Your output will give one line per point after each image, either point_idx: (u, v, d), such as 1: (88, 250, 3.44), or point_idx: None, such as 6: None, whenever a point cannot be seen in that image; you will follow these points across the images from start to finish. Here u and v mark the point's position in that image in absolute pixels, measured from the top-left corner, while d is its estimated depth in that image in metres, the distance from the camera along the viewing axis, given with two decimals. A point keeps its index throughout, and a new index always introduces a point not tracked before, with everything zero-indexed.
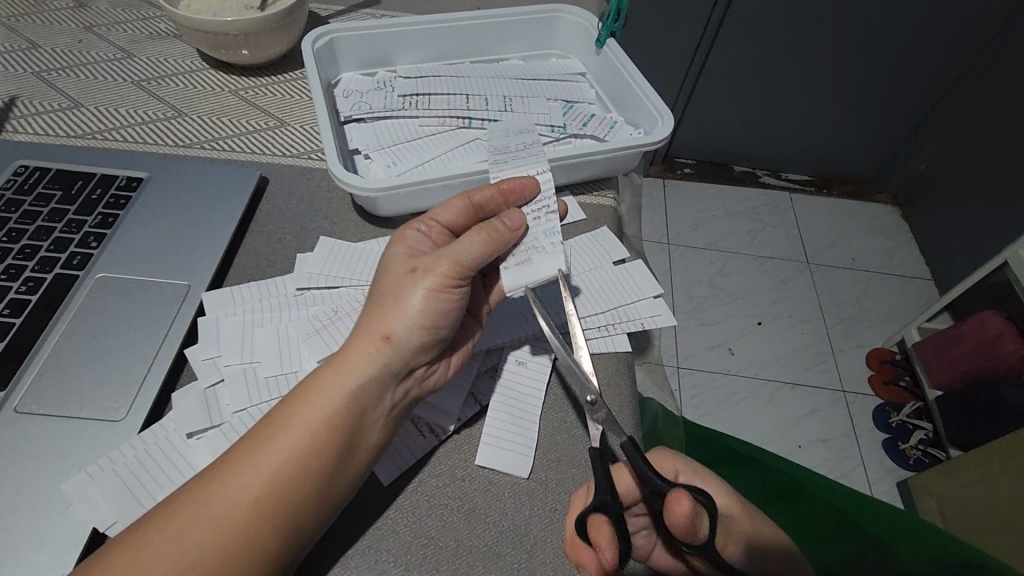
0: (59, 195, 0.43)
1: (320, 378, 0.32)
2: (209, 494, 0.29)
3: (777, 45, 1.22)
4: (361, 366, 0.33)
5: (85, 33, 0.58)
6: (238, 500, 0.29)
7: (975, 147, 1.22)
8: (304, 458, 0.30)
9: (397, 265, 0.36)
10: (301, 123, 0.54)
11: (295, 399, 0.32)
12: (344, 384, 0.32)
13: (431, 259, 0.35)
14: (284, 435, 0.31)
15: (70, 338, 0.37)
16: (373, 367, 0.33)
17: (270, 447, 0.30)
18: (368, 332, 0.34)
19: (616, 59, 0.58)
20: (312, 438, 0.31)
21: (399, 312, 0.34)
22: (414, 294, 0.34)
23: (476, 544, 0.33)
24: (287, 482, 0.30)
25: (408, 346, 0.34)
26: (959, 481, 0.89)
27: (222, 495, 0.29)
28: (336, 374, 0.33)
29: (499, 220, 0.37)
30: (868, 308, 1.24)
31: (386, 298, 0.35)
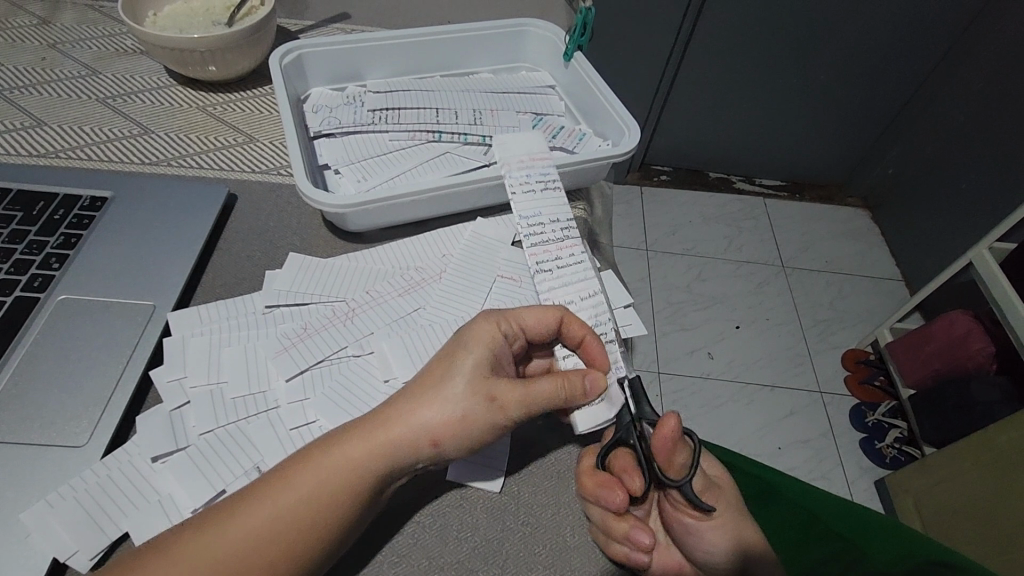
0: (19, 216, 0.42)
1: (353, 458, 0.31)
2: (219, 542, 0.28)
3: (747, 54, 1.25)
4: (396, 456, 0.32)
5: (49, 50, 0.57)
6: (247, 560, 0.29)
7: (939, 152, 1.26)
8: (316, 536, 0.30)
9: (475, 360, 0.34)
10: (270, 138, 0.54)
11: (325, 473, 0.31)
12: (379, 476, 0.32)
13: (508, 392, 0.34)
14: (304, 508, 0.30)
15: (31, 362, 0.36)
16: (404, 461, 0.32)
17: (288, 515, 0.30)
18: (417, 424, 0.32)
19: (584, 72, 0.58)
20: (328, 518, 0.30)
21: (453, 416, 0.33)
22: (475, 413, 0.33)
23: (449, 561, 0.33)
24: (294, 552, 0.30)
25: (445, 454, 0.33)
26: (934, 479, 0.91)
27: (233, 550, 0.28)
28: (372, 460, 0.31)
29: (582, 380, 0.36)
30: (842, 310, 1.27)
31: (441, 389, 0.33)
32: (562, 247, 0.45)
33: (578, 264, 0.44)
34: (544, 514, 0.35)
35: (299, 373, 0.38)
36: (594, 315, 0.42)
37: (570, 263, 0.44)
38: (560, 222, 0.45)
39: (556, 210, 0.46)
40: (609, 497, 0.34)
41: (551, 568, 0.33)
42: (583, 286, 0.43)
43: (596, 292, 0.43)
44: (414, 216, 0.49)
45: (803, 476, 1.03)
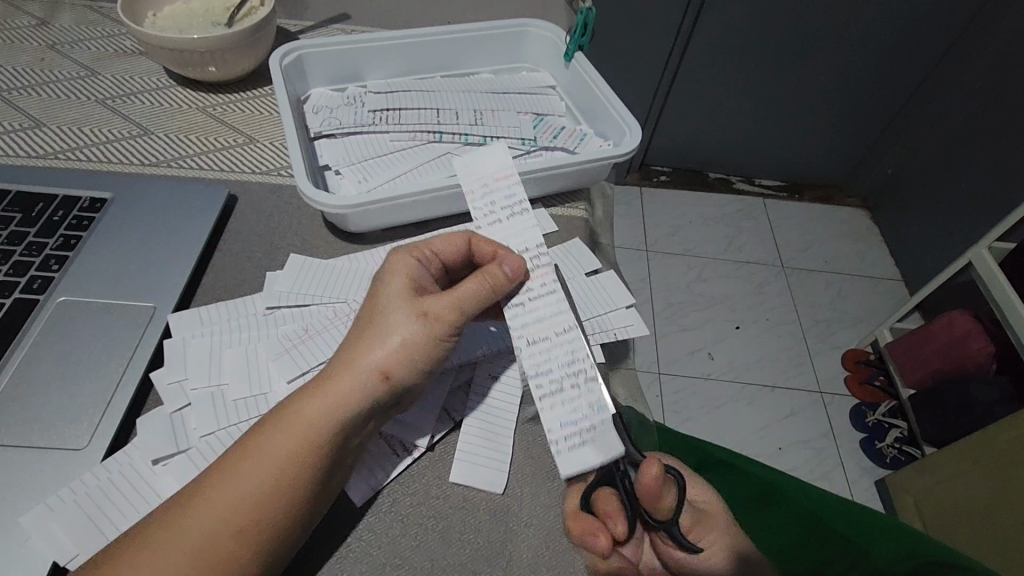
0: (18, 217, 0.42)
1: (303, 405, 0.31)
2: (195, 515, 0.29)
3: (747, 54, 1.24)
4: (346, 397, 0.31)
5: (47, 51, 0.57)
6: (226, 526, 0.29)
7: (938, 152, 1.26)
8: (281, 489, 0.30)
9: (400, 295, 0.34)
10: (270, 139, 0.54)
11: (274, 427, 0.31)
12: (330, 418, 0.31)
13: (435, 304, 0.33)
14: (269, 464, 0.30)
15: (30, 365, 0.36)
16: (355, 399, 0.31)
17: (246, 472, 0.30)
18: (357, 360, 0.32)
19: (585, 72, 0.58)
20: (293, 466, 0.30)
21: (392, 346, 0.32)
22: (410, 336, 0.33)
23: (451, 563, 0.33)
24: (270, 512, 0.29)
25: (400, 388, 0.33)
26: (934, 479, 0.91)
27: (211, 519, 0.29)
28: (318, 402, 0.31)
29: (500, 266, 0.35)
30: (842, 310, 1.27)
31: (375, 326, 0.33)
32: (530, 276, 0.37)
33: (550, 295, 0.36)
34: (547, 515, 0.35)
35: (300, 375, 0.37)
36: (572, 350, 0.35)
37: (541, 295, 0.36)
38: (528, 251, 0.38)
39: (522, 239, 0.38)
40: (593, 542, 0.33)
41: (553, 570, 0.33)
42: (558, 320, 0.36)
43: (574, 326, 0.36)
44: (415, 217, 0.48)
45: (803, 476, 1.03)
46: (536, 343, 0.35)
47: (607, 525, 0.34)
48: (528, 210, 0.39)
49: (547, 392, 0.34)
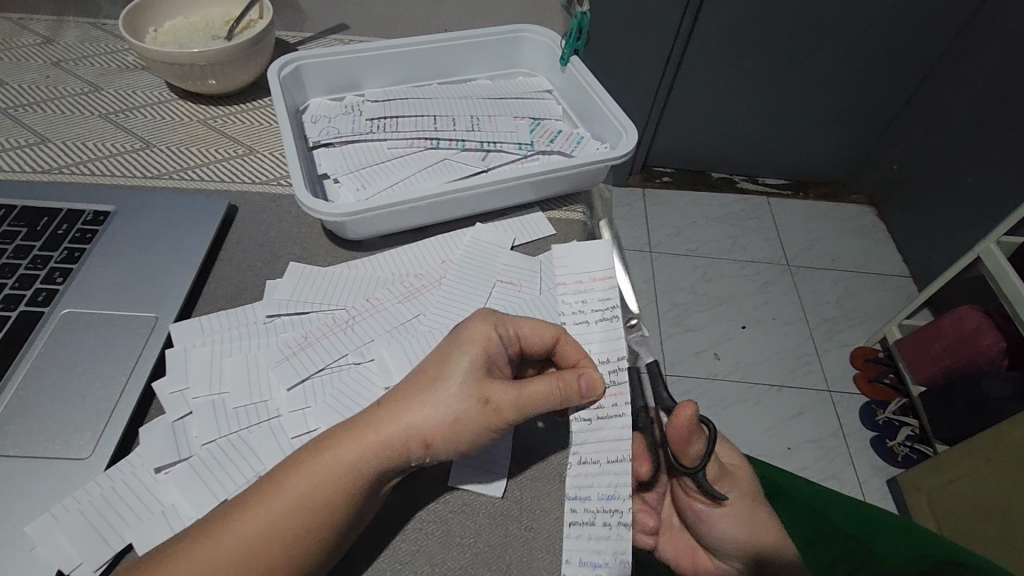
0: (24, 232, 0.43)
1: (344, 459, 0.31)
2: (220, 541, 0.29)
3: (748, 52, 1.24)
4: (386, 460, 0.31)
5: (52, 68, 0.58)
6: (244, 562, 0.29)
7: (945, 146, 1.25)
8: (304, 539, 0.30)
9: (470, 366, 0.33)
10: (270, 150, 0.54)
11: (312, 478, 0.30)
12: (369, 479, 0.31)
13: (503, 395, 0.33)
14: (299, 511, 0.30)
15: (34, 376, 0.36)
16: (397, 462, 0.32)
17: (274, 520, 0.29)
18: (406, 425, 0.31)
19: (581, 75, 0.59)
20: (321, 519, 0.30)
21: (441, 417, 0.32)
22: (463, 413, 0.32)
23: (451, 568, 0.33)
24: (287, 556, 0.29)
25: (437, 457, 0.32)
26: (947, 477, 0.90)
27: (231, 552, 0.29)
28: (362, 462, 0.31)
29: (578, 380, 0.36)
30: (849, 308, 1.26)
31: (430, 391, 0.32)
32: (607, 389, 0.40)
33: (616, 419, 0.39)
34: (547, 519, 0.35)
35: (301, 382, 0.38)
36: (615, 484, 0.37)
37: (609, 416, 0.39)
38: (608, 361, 0.41)
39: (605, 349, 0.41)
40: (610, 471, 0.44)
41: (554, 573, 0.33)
42: (614, 449, 0.38)
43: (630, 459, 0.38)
44: (413, 224, 0.49)
45: (813, 476, 1.02)
46: (587, 465, 0.37)
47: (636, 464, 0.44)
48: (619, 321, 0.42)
49: (580, 520, 0.35)
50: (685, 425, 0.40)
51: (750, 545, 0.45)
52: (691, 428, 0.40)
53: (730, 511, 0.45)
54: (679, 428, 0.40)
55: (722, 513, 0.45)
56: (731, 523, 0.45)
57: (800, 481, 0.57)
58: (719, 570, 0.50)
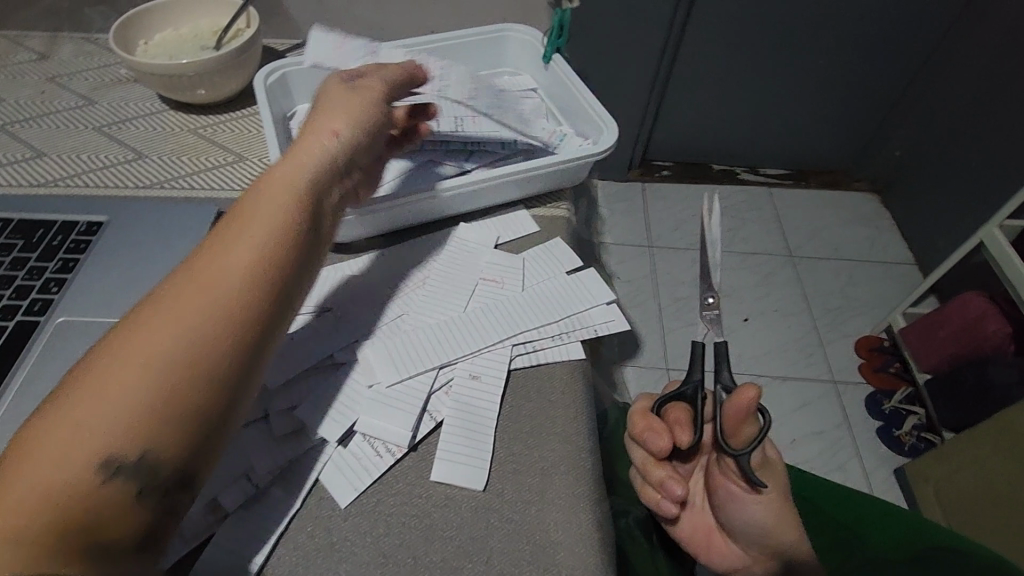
0: (21, 245, 0.44)
1: (244, 212, 0.32)
2: (149, 329, 0.27)
3: (743, 42, 1.24)
4: (290, 177, 0.35)
5: (47, 83, 0.60)
6: (196, 324, 0.27)
7: (947, 130, 1.24)
8: (254, 246, 0.31)
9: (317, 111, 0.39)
10: (258, 156, 0.55)
11: (230, 220, 0.32)
12: (275, 186, 0.34)
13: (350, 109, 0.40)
14: (227, 265, 0.29)
15: (31, 384, 0.38)
16: (301, 178, 0.35)
17: (212, 257, 0.30)
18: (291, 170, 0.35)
19: (564, 73, 0.59)
20: (258, 255, 0.30)
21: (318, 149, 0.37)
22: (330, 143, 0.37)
23: (435, 560, 0.34)
24: (239, 304, 0.29)
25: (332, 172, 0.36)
26: (954, 465, 0.89)
27: (171, 324, 0.27)
28: (264, 190, 0.34)
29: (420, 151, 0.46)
30: (853, 297, 1.25)
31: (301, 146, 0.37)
32: (568, 338, 0.44)
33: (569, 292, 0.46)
34: (528, 511, 0.36)
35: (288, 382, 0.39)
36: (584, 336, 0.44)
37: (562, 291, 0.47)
38: (578, 332, 0.44)
39: (573, 324, 0.45)
40: (656, 441, 0.41)
41: (536, 563, 0.34)
42: (575, 322, 0.45)
43: (587, 325, 0.45)
44: (399, 225, 0.50)
45: (819, 467, 1.02)
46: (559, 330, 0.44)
47: (674, 430, 0.42)
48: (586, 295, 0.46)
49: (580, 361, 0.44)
50: (746, 405, 0.39)
51: (770, 534, 0.45)
52: (750, 410, 0.39)
53: (765, 499, 0.44)
54: (739, 404, 0.39)
55: (755, 498, 0.44)
56: (761, 510, 0.45)
57: (825, 483, 0.55)
58: (732, 554, 0.49)
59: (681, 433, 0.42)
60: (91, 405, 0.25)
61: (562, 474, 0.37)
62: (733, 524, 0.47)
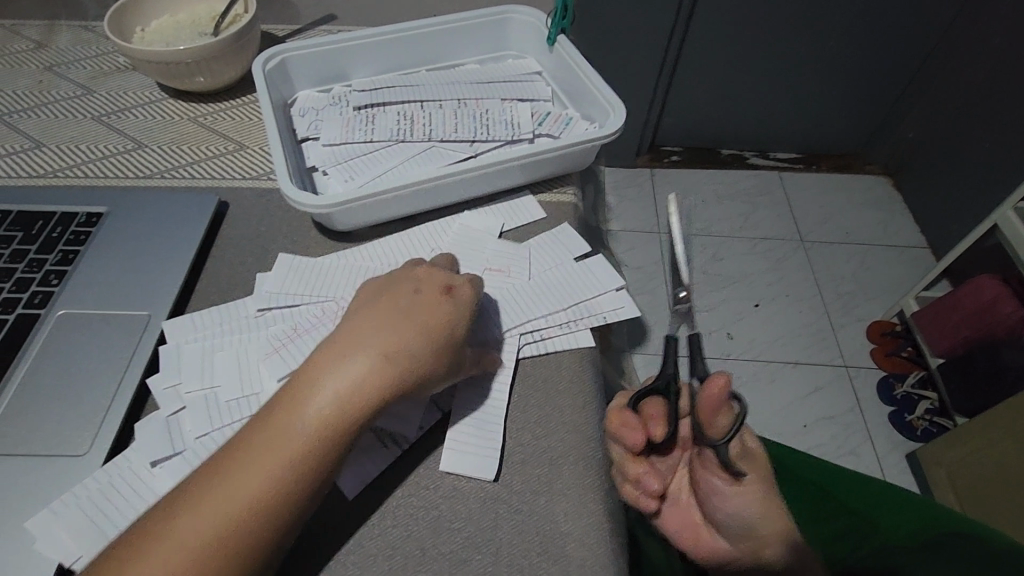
0: (20, 237, 0.43)
1: (297, 425, 0.31)
2: (184, 536, 0.29)
3: (751, 24, 1.21)
4: (339, 405, 0.32)
5: (45, 73, 0.59)
6: (216, 551, 0.29)
7: (961, 111, 1.21)
8: (279, 492, 0.30)
9: (384, 302, 0.35)
10: (260, 145, 0.55)
11: (269, 445, 0.31)
12: (315, 415, 0.31)
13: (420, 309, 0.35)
14: (258, 488, 0.30)
15: (32, 378, 0.37)
16: (346, 414, 0.32)
17: (242, 487, 0.30)
18: (352, 370, 0.32)
19: (569, 55, 0.58)
20: (274, 502, 0.30)
21: (393, 343, 0.33)
22: (409, 330, 0.34)
23: (443, 552, 0.33)
24: (262, 533, 0.30)
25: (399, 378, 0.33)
26: (965, 450, 0.88)
27: (200, 542, 0.29)
28: (307, 418, 0.31)
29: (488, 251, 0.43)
30: (866, 282, 1.23)
31: (378, 327, 0.34)
32: (578, 324, 0.43)
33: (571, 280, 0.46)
34: (537, 502, 0.35)
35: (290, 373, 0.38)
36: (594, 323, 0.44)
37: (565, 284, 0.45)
38: (588, 317, 0.44)
39: (582, 310, 0.44)
40: (631, 435, 0.39)
41: (546, 556, 0.33)
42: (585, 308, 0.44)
43: (596, 311, 0.44)
44: (401, 212, 0.49)
45: (830, 453, 1.01)
46: (568, 317, 0.43)
47: (649, 425, 0.40)
48: (596, 279, 0.45)
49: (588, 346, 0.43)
50: (717, 395, 0.37)
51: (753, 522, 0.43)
52: (724, 401, 0.38)
53: (746, 489, 0.42)
54: (712, 395, 0.37)
55: (736, 489, 0.42)
56: (741, 501, 0.43)
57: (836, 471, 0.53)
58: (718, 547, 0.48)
59: (656, 427, 0.40)
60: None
61: (571, 464, 0.37)
62: (718, 517, 0.45)
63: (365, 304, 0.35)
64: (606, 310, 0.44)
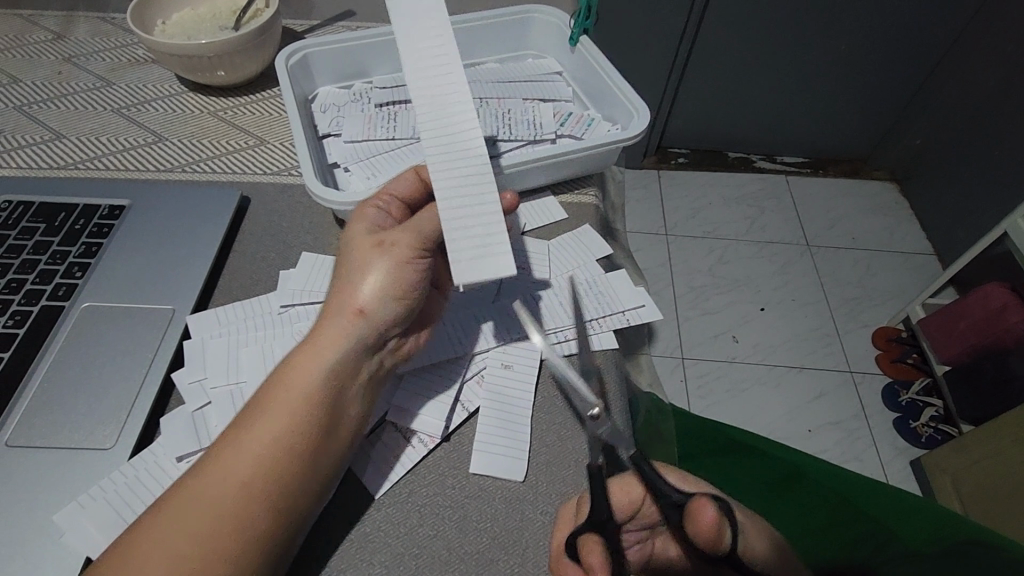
0: (43, 228, 0.43)
1: (293, 366, 0.33)
2: (206, 485, 0.29)
3: (762, 28, 1.21)
4: (335, 344, 0.33)
5: (64, 64, 0.59)
6: (237, 492, 0.29)
7: (970, 119, 1.21)
8: (294, 436, 0.31)
9: (361, 240, 0.36)
10: (280, 139, 0.55)
11: (275, 393, 0.32)
12: (318, 359, 0.33)
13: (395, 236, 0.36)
14: (268, 434, 0.31)
15: (56, 371, 0.37)
16: (343, 353, 0.33)
17: (256, 436, 0.31)
18: (338, 312, 0.34)
19: (591, 56, 0.58)
20: (290, 443, 0.31)
21: (368, 283, 0.35)
22: (380, 268, 0.35)
23: (469, 552, 0.33)
24: (282, 473, 0.30)
25: (380, 315, 0.35)
26: (971, 458, 0.88)
27: (222, 493, 0.29)
28: (307, 362, 0.33)
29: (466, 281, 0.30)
30: (871, 287, 1.23)
31: (352, 274, 0.35)
32: (601, 324, 0.43)
33: (591, 282, 0.46)
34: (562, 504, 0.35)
35: None
36: (615, 323, 0.43)
37: (584, 286, 0.45)
38: (611, 316, 0.44)
39: (604, 309, 0.44)
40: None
41: None
42: (607, 307, 0.44)
43: (618, 310, 0.44)
44: None
45: (834, 458, 1.01)
46: (590, 318, 0.43)
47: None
48: (614, 280, 0.46)
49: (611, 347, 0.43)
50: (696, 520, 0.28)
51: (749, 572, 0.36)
52: None
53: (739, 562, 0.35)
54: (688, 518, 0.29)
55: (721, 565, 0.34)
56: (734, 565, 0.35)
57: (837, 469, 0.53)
58: None
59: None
60: (154, 561, 0.27)
61: None
62: None
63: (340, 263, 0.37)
64: (629, 309, 0.44)
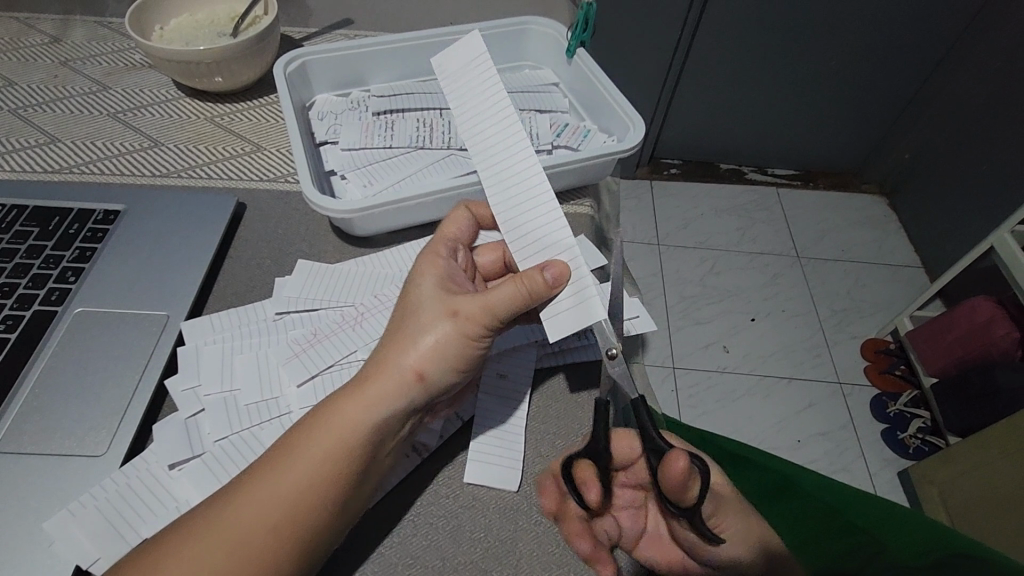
0: (36, 232, 0.43)
1: (340, 416, 0.32)
2: (224, 527, 0.29)
3: (755, 41, 1.22)
4: (386, 403, 0.32)
5: (60, 67, 0.59)
6: (260, 538, 0.29)
7: (958, 134, 1.23)
8: (327, 490, 0.30)
9: (428, 290, 0.36)
10: (276, 147, 0.55)
11: (319, 444, 0.31)
12: (366, 416, 0.32)
13: (468, 304, 0.34)
14: (302, 484, 0.30)
15: (48, 376, 0.37)
16: (393, 412, 0.32)
17: (290, 483, 0.30)
18: (398, 371, 0.33)
19: (587, 68, 0.58)
20: (319, 497, 0.30)
21: (426, 346, 0.33)
22: (444, 335, 0.34)
23: (462, 562, 0.33)
24: (308, 530, 0.30)
25: (435, 383, 0.34)
26: (959, 470, 0.89)
27: (243, 536, 0.29)
28: (356, 418, 0.32)
29: (540, 272, 0.33)
30: (861, 299, 1.25)
31: (410, 329, 0.34)
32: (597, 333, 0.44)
33: None
34: None
35: (309, 379, 0.38)
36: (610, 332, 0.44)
37: None
38: None
39: None
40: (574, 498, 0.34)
41: (564, 567, 0.33)
42: None
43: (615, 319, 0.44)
44: (421, 219, 0.49)
45: (824, 469, 1.01)
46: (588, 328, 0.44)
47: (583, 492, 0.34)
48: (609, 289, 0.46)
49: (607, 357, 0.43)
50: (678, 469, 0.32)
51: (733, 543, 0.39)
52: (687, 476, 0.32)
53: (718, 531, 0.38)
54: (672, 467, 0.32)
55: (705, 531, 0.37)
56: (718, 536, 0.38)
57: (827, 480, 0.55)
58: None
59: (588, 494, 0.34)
60: None
61: None
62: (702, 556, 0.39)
63: (401, 302, 0.36)
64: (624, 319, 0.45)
